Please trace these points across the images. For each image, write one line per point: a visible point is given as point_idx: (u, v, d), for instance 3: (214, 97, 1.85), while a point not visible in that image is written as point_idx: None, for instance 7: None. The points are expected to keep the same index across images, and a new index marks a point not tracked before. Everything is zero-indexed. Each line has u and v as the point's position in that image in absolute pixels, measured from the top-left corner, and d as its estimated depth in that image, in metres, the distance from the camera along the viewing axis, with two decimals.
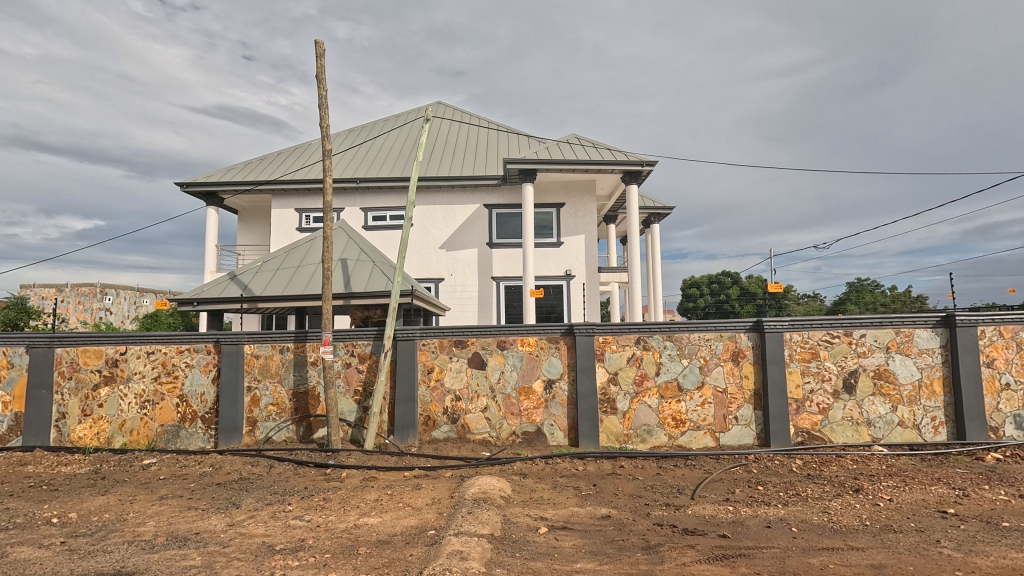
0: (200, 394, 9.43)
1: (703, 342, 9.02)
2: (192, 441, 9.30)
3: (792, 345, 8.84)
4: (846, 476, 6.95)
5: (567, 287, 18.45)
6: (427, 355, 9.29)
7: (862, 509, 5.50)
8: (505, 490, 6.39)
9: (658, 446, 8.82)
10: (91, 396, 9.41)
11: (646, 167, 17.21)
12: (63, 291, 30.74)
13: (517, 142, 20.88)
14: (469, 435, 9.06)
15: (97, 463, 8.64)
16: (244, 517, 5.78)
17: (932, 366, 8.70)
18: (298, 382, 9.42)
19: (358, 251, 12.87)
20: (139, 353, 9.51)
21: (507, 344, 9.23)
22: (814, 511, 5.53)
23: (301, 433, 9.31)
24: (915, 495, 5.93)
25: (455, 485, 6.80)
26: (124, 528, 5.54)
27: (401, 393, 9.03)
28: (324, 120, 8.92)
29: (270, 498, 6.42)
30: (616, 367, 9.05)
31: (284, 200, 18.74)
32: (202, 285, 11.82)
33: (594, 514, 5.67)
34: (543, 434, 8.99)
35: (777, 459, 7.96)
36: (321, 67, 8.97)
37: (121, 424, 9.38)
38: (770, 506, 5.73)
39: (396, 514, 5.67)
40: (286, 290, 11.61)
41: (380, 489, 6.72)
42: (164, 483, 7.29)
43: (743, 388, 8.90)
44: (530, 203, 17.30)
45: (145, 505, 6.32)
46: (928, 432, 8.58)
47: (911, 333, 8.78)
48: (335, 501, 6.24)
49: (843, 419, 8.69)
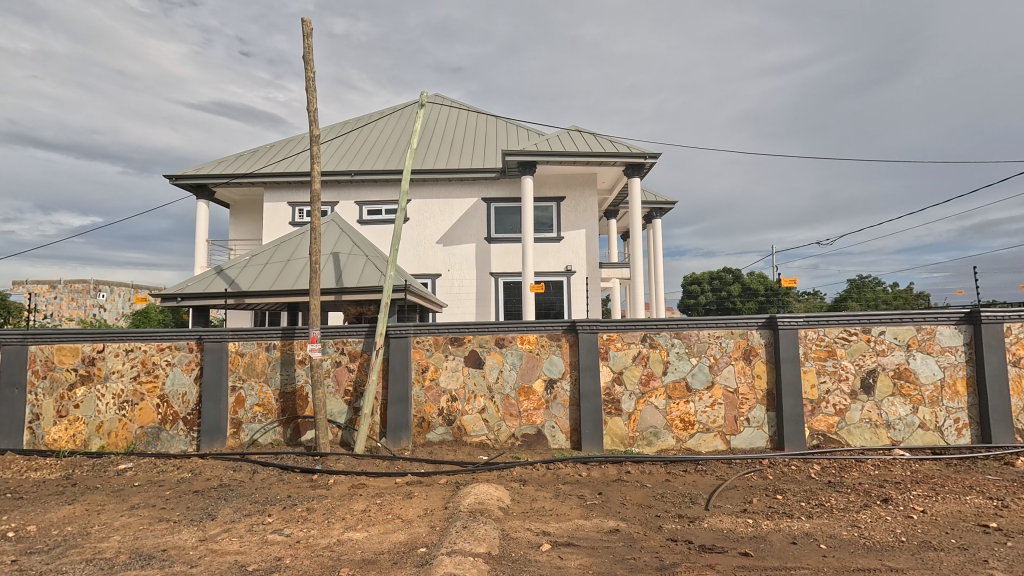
0: (182, 393, 8.93)
1: (714, 339, 8.55)
2: (173, 444, 8.81)
3: (807, 343, 8.38)
4: (871, 483, 6.46)
5: (567, 283, 17.95)
6: (421, 354, 8.79)
7: (895, 523, 5.03)
8: (503, 500, 5.88)
9: (666, 449, 8.35)
10: (66, 396, 8.92)
11: (649, 160, 16.71)
12: (56, 287, 30.39)
13: (516, 134, 20.36)
14: (466, 437, 8.58)
15: (70, 467, 8.13)
16: (218, 530, 5.30)
17: (954, 365, 8.23)
18: (285, 382, 8.92)
19: (351, 244, 12.40)
20: (117, 351, 9.00)
21: (506, 342, 8.75)
22: (842, 525, 5.05)
23: (288, 435, 8.82)
24: (951, 506, 5.45)
25: (450, 493, 6.31)
26: (84, 543, 5.03)
27: (395, 392, 8.55)
28: (311, 104, 8.41)
29: (251, 508, 5.93)
30: (621, 366, 8.57)
31: (277, 193, 18.24)
32: (186, 280, 11.29)
33: (601, 527, 5.19)
34: (544, 437, 8.51)
35: (793, 464, 7.48)
36: (308, 47, 8.44)
37: (98, 426, 8.88)
38: (793, 519, 5.25)
39: (384, 528, 5.18)
40: (274, 285, 11.08)
41: (368, 499, 6.21)
42: (138, 491, 6.79)
43: (755, 388, 8.43)
44: (530, 196, 16.75)
45: (113, 516, 5.81)
46: (951, 435, 8.12)
47: (933, 330, 8.32)
48: (319, 512, 5.75)
49: (861, 420, 8.22)
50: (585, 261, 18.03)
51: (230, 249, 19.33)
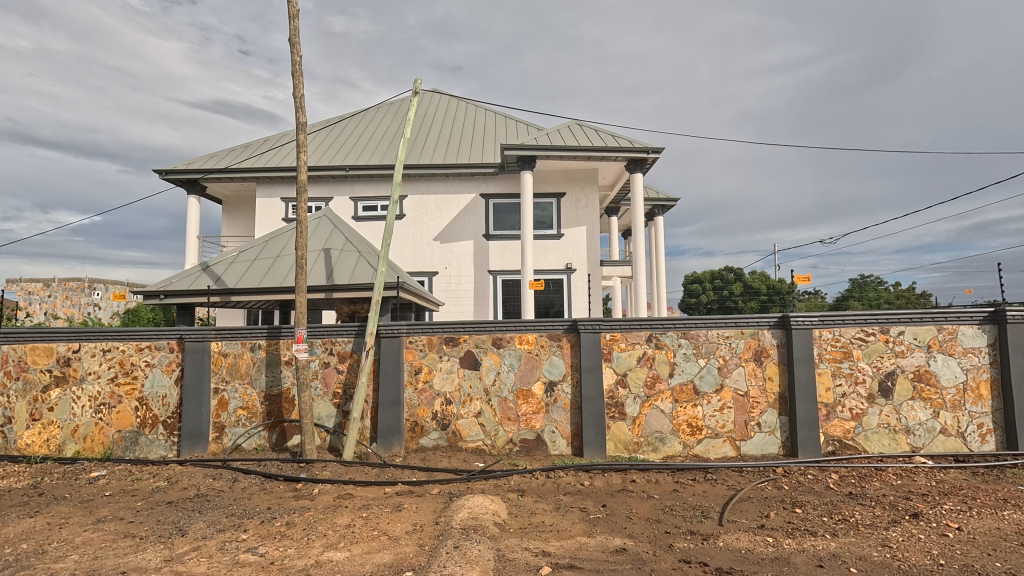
0: (162, 396, 8.46)
1: (723, 340, 8.09)
2: (152, 450, 8.35)
3: (821, 344, 7.93)
4: (896, 495, 5.98)
5: (568, 281, 17.49)
6: (414, 354, 8.34)
7: (930, 543, 4.58)
8: (499, 515, 5.41)
9: (672, 456, 7.89)
10: (40, 398, 8.44)
11: (652, 155, 16.27)
12: (50, 285, 30.01)
13: (515, 128, 19.85)
14: (461, 443, 8.11)
15: (39, 474, 7.66)
16: (187, 549, 4.84)
17: (978, 368, 7.78)
18: (271, 384, 8.47)
19: (343, 240, 11.91)
20: (94, 351, 8.54)
21: (504, 342, 8.30)
22: (871, 545, 4.60)
23: (273, 440, 8.35)
24: (988, 524, 4.98)
25: (442, 505, 5.84)
26: (37, 564, 4.56)
27: (385, 395, 8.08)
28: (297, 89, 7.93)
29: (226, 523, 5.47)
30: (625, 368, 8.11)
31: (270, 189, 17.80)
32: (170, 277, 10.81)
33: (606, 546, 4.73)
34: (543, 443, 8.05)
35: (809, 473, 7.03)
36: (295, 30, 7.97)
37: (74, 430, 8.41)
38: (816, 537, 4.80)
39: (368, 547, 4.71)
40: (261, 282, 10.61)
41: (354, 511, 5.74)
42: (108, 502, 6.32)
43: (767, 391, 7.98)
44: (529, 192, 16.28)
45: (75, 532, 5.33)
46: (974, 441, 7.66)
47: (955, 330, 7.86)
48: (300, 528, 5.29)
49: (879, 426, 7.77)
50: (586, 258, 17.56)
51: (222, 246, 18.84)
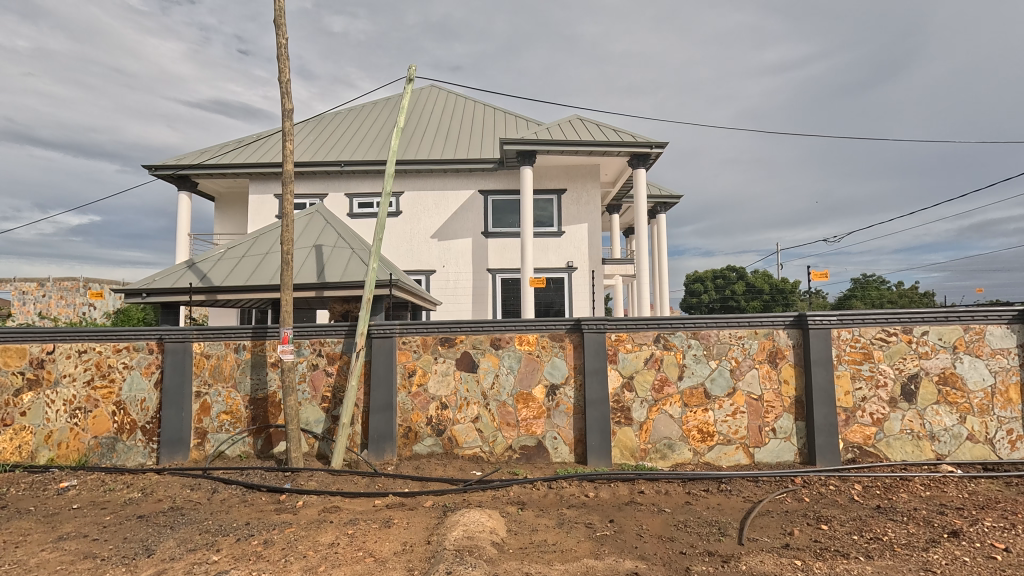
0: (141, 400, 7.99)
1: (736, 341, 7.62)
2: (130, 456, 7.87)
3: (840, 345, 7.46)
4: (929, 510, 5.49)
5: (569, 280, 17.03)
6: (407, 356, 7.86)
7: (977, 566, 4.11)
8: (497, 532, 4.94)
9: (681, 464, 7.43)
10: (11, 403, 7.96)
11: (654, 149, 15.79)
12: (44, 285, 29.46)
13: (515, 123, 19.33)
14: (457, 450, 7.65)
15: (6, 484, 7.17)
16: (150, 572, 4.35)
17: (1007, 370, 7.30)
18: (256, 387, 7.99)
19: (335, 236, 11.41)
20: (69, 352, 8.05)
21: (502, 342, 7.83)
22: (911, 569, 4.12)
23: (258, 446, 7.90)
24: None
25: (435, 521, 5.36)
26: None
27: (376, 400, 7.60)
28: (282, 72, 7.46)
29: (198, 541, 4.99)
30: (632, 370, 7.65)
31: (263, 185, 17.32)
32: (153, 275, 10.32)
33: (615, 570, 4.26)
34: (544, 450, 7.57)
35: (830, 484, 6.55)
36: (281, 9, 7.49)
37: (47, 436, 7.93)
38: (849, 560, 4.32)
39: (351, 571, 4.24)
40: (248, 280, 10.12)
41: (339, 528, 5.26)
42: (75, 516, 5.84)
43: (782, 395, 7.51)
44: (529, 187, 15.80)
45: (31, 552, 4.85)
46: (1003, 449, 7.19)
47: (982, 330, 7.38)
48: (277, 547, 4.81)
49: (901, 432, 7.30)
50: (587, 257, 17.09)
51: (214, 244, 18.32)
